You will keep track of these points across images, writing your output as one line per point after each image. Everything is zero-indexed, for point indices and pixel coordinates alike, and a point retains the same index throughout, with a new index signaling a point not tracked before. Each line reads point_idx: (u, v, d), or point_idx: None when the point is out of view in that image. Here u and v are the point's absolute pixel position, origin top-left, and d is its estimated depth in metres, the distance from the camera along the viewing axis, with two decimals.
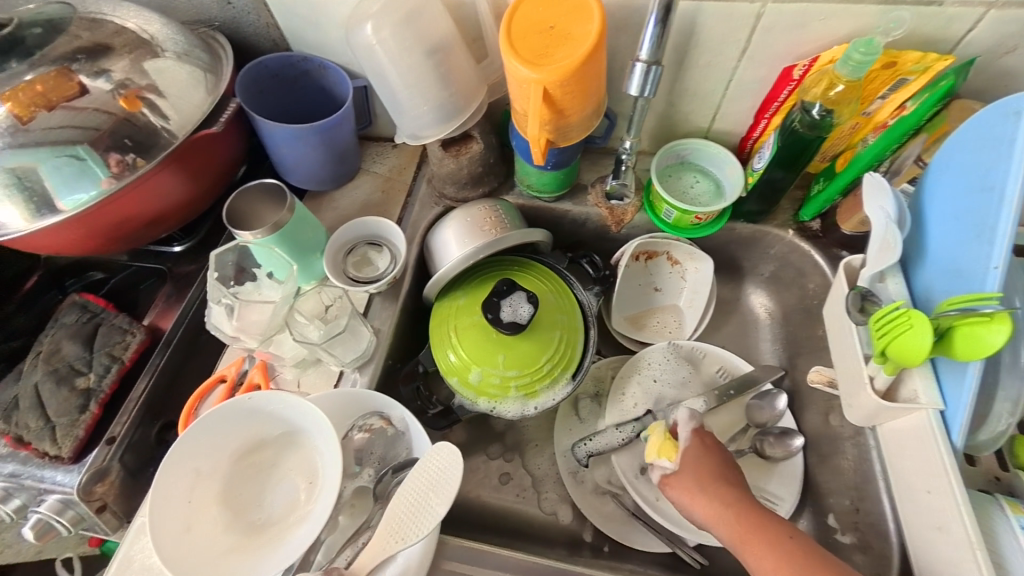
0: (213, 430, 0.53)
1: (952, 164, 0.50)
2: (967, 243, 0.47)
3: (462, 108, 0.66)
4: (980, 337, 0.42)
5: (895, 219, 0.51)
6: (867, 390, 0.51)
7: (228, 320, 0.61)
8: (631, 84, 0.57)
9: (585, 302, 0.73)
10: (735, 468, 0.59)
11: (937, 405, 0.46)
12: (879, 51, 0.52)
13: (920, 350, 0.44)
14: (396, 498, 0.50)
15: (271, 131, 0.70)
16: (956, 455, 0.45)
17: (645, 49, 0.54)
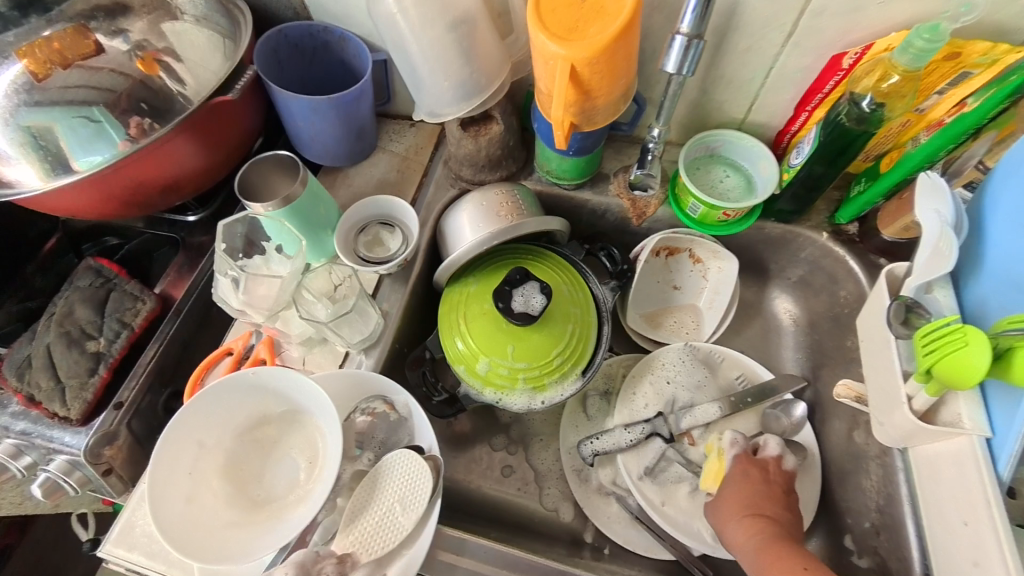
0: (220, 400, 0.53)
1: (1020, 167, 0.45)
2: None
3: (485, 86, 0.63)
4: None
5: (952, 223, 0.47)
6: (903, 411, 0.47)
7: (235, 293, 0.60)
8: (668, 59, 0.53)
9: (601, 297, 0.70)
10: (784, 501, 0.57)
11: (984, 432, 0.43)
12: (946, 38, 0.47)
13: (977, 370, 0.40)
14: (357, 515, 0.49)
15: (287, 102, 0.69)
16: (1001, 487, 0.41)
17: (687, 21, 0.51)
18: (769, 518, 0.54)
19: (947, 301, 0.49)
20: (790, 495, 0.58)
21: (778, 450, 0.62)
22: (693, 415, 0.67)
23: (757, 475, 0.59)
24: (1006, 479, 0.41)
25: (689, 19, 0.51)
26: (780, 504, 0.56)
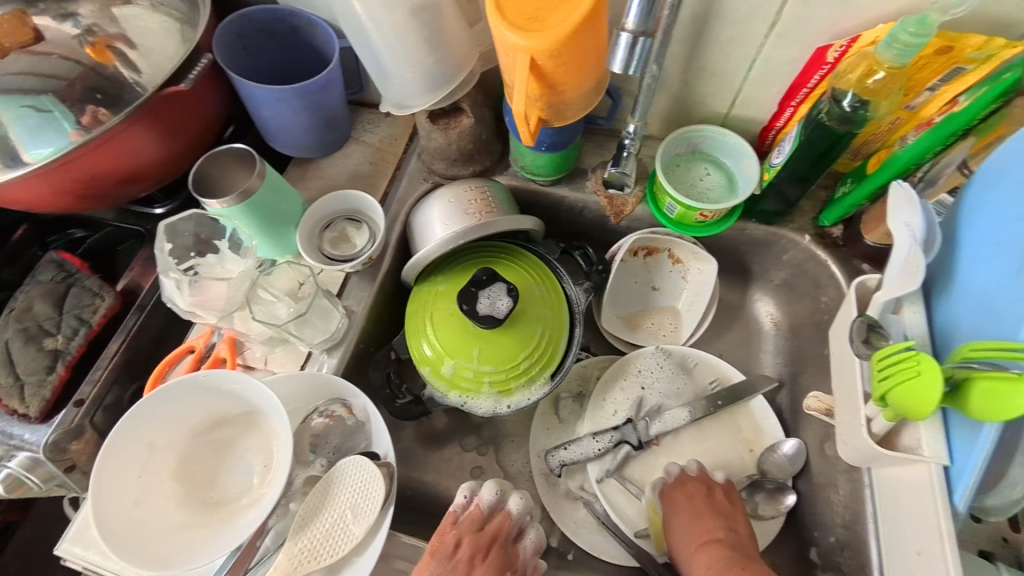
0: (172, 402, 0.52)
1: (1001, 181, 0.43)
2: (1010, 279, 0.41)
3: (453, 76, 0.60)
4: (1003, 399, 0.35)
5: (923, 240, 0.45)
6: (862, 433, 0.46)
7: (182, 294, 0.57)
8: (615, 58, 0.50)
9: (574, 298, 0.68)
10: (720, 514, 0.58)
11: (942, 461, 0.41)
12: (934, 31, 0.44)
13: (932, 401, 0.38)
14: (301, 530, 0.48)
15: (248, 90, 0.65)
16: (956, 519, 0.40)
17: (632, 17, 0.48)
18: (714, 537, 0.55)
19: (914, 321, 0.47)
20: (717, 495, 0.59)
21: (677, 468, 0.63)
22: (662, 421, 0.66)
23: (688, 495, 0.59)
24: (964, 510, 0.40)
25: (634, 16, 0.48)
26: (729, 517, 0.58)
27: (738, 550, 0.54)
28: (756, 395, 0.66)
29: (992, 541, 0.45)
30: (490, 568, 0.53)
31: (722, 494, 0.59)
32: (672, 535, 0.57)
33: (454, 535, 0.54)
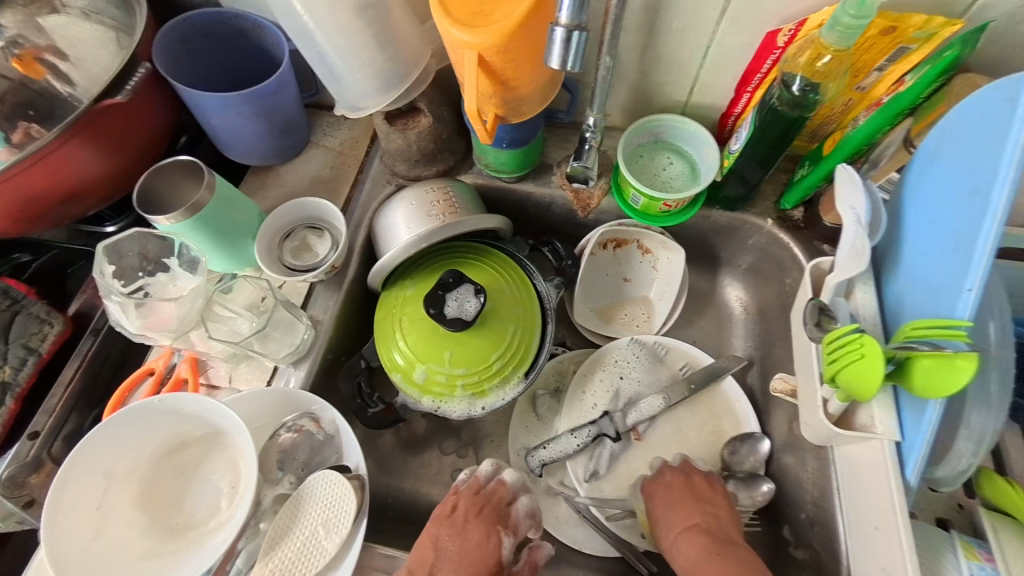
0: (128, 429, 0.50)
1: (941, 162, 0.43)
2: (945, 257, 0.41)
3: (406, 75, 0.59)
4: (939, 375, 0.36)
5: (867, 222, 0.46)
6: (819, 413, 0.47)
7: (130, 316, 0.54)
8: (550, 56, 0.43)
9: (545, 294, 0.67)
10: (700, 500, 0.57)
11: (893, 437, 0.42)
12: (873, 12, 0.43)
13: (874, 381, 0.39)
14: (272, 553, 0.47)
15: (192, 97, 0.62)
16: (909, 493, 0.41)
17: (565, 10, 0.42)
18: (696, 523, 0.54)
19: (865, 301, 0.48)
20: (696, 482, 0.59)
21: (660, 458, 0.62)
22: (638, 410, 0.66)
23: (669, 483, 0.58)
24: (914, 483, 0.41)
25: (568, 8, 0.42)
26: (709, 501, 0.57)
27: (716, 536, 0.52)
28: (726, 375, 0.67)
29: (948, 508, 0.47)
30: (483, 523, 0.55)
31: (704, 483, 0.58)
32: (657, 522, 0.56)
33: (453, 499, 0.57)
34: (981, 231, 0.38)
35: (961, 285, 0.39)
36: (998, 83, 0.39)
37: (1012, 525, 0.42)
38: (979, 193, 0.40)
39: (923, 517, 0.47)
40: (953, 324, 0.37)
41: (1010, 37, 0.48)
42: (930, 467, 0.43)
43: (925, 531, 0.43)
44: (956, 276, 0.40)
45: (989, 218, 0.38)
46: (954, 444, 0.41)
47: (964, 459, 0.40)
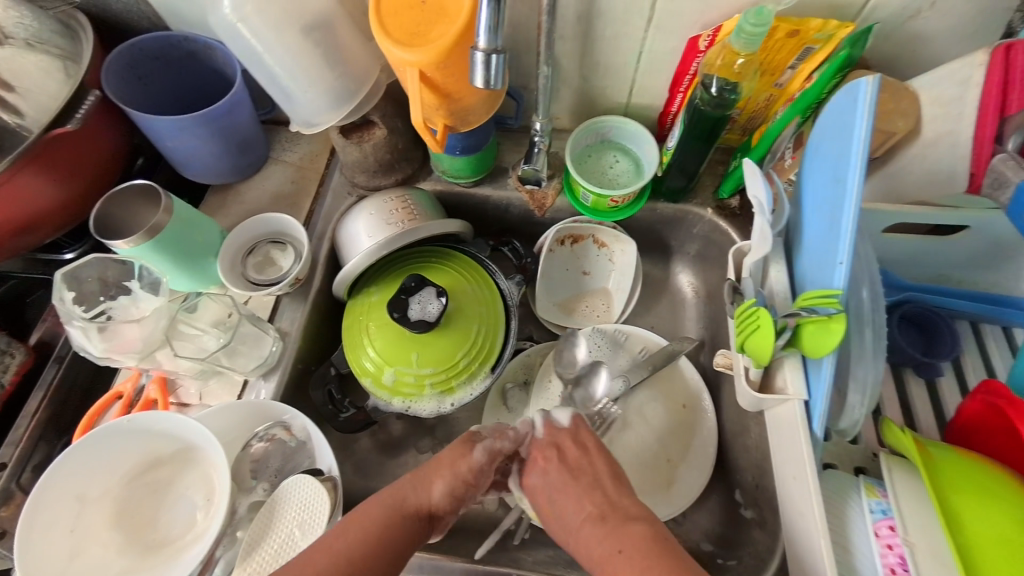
0: (99, 449, 0.52)
1: (818, 149, 0.45)
2: (823, 236, 0.43)
3: (357, 90, 0.60)
4: (822, 338, 0.40)
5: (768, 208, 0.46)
6: (742, 383, 0.47)
7: (94, 340, 0.55)
8: (474, 76, 0.45)
9: (507, 291, 0.70)
10: (574, 471, 0.51)
11: (802, 397, 0.43)
12: (771, 21, 0.49)
13: (769, 349, 0.42)
14: (252, 556, 0.49)
15: (145, 122, 0.63)
16: (816, 445, 0.42)
17: (482, 33, 0.44)
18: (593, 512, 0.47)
19: (779, 279, 0.48)
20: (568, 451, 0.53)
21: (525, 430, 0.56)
22: (601, 394, 0.69)
23: (547, 463, 0.53)
24: (821, 435, 0.42)
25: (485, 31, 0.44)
26: (586, 468, 0.52)
27: (607, 511, 0.47)
28: (680, 356, 0.71)
29: (865, 457, 0.48)
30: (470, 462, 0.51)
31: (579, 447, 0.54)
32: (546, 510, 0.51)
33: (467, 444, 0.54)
34: (843, 212, 0.40)
35: (835, 259, 0.40)
36: (854, 82, 0.40)
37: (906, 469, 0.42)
38: (839, 177, 0.41)
39: (843, 468, 0.48)
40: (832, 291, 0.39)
41: (901, 35, 0.53)
42: (833, 422, 0.44)
43: (831, 476, 0.43)
44: (831, 253, 0.41)
45: (847, 201, 0.40)
46: (847, 398, 0.43)
47: (856, 412, 0.42)
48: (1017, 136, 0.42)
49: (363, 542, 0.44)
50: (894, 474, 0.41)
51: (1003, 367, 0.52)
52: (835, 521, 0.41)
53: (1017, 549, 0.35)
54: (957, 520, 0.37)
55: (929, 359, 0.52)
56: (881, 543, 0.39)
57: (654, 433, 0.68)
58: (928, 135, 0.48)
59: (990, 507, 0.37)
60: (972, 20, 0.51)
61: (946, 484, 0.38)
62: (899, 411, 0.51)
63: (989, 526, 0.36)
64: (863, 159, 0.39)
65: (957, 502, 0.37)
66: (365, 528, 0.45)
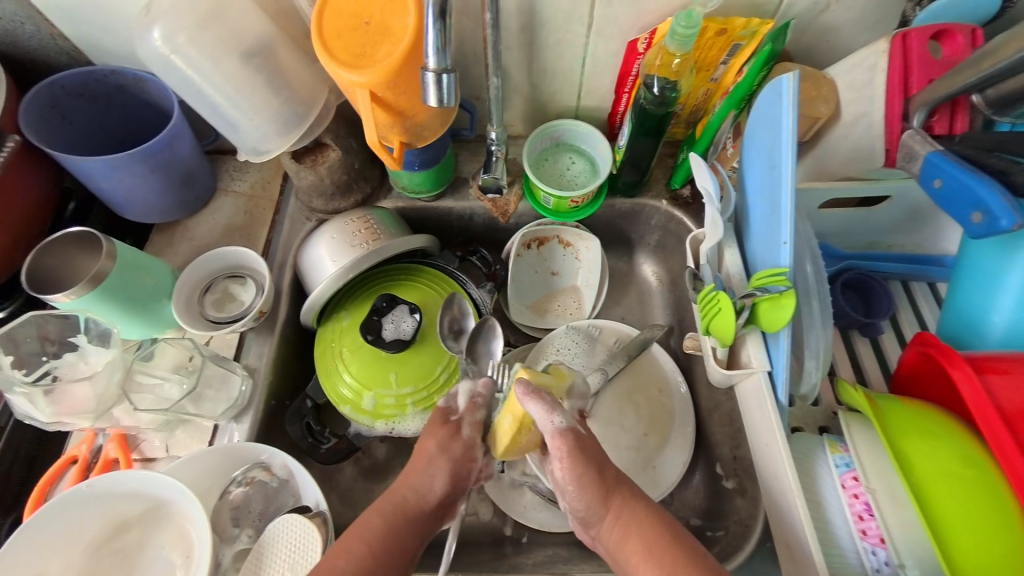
0: (58, 521, 0.48)
1: (755, 138, 0.48)
2: (767, 217, 0.46)
3: (305, 113, 0.59)
4: (775, 312, 0.43)
5: (717, 197, 0.49)
6: (710, 362, 0.50)
7: (41, 406, 0.51)
8: (427, 97, 0.45)
9: (479, 299, 0.69)
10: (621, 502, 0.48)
11: (765, 369, 0.45)
12: (700, 22, 0.52)
13: (730, 328, 0.45)
14: None
15: (74, 164, 0.59)
16: (782, 413, 0.45)
17: (431, 55, 0.44)
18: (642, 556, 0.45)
19: (733, 261, 0.51)
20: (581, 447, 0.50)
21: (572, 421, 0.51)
22: None
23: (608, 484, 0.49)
24: (785, 401, 0.45)
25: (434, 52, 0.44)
26: (627, 495, 0.49)
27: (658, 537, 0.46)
28: (652, 344, 0.73)
29: (827, 416, 0.52)
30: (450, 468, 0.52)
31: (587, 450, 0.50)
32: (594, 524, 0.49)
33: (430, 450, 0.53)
34: (783, 194, 0.43)
35: (780, 238, 0.44)
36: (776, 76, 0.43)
37: (861, 421, 0.45)
38: (775, 164, 0.44)
39: (808, 429, 0.51)
40: (779, 269, 0.43)
41: (816, 27, 0.58)
42: (794, 388, 0.48)
43: (799, 440, 0.46)
44: (776, 232, 0.44)
45: (785, 183, 0.43)
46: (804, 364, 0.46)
47: (812, 377, 0.45)
48: (921, 113, 0.47)
49: (365, 555, 0.45)
50: (852, 429, 0.44)
51: (933, 319, 0.58)
52: (808, 481, 0.44)
53: (958, 480, 0.38)
54: (909, 463, 0.39)
55: (870, 319, 0.56)
56: (848, 494, 0.42)
57: (636, 420, 0.70)
58: (847, 118, 0.52)
59: (933, 445, 0.40)
60: (874, 12, 0.56)
61: (894, 430, 0.41)
62: (850, 370, 0.56)
63: (935, 463, 0.39)
64: (794, 147, 0.42)
65: (906, 445, 0.40)
66: (365, 536, 0.46)
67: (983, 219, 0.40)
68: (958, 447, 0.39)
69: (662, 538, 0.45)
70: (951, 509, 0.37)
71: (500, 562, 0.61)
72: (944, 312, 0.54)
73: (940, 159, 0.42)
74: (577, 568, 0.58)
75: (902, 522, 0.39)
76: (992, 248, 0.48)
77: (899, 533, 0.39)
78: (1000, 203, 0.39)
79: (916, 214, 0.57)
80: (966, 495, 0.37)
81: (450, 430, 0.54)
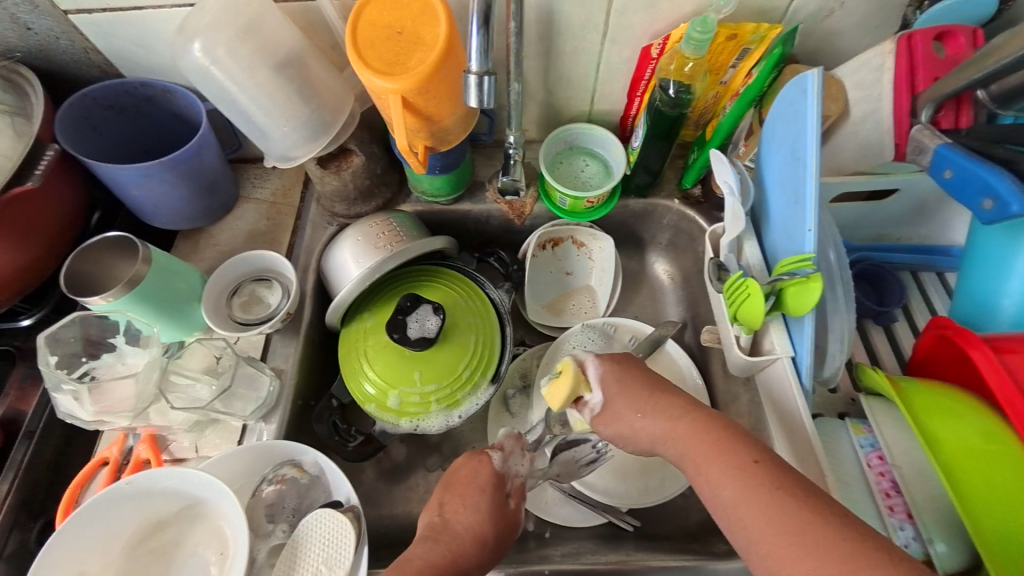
0: (99, 519, 0.49)
1: (774, 133, 0.50)
2: (788, 207, 0.48)
3: (333, 121, 0.61)
4: (801, 296, 0.45)
5: (738, 191, 0.52)
6: (734, 350, 0.52)
7: (84, 405, 0.53)
8: (466, 98, 0.49)
9: (499, 300, 0.71)
10: (672, 415, 0.49)
11: (789, 353, 0.47)
12: (714, 28, 0.54)
13: (759, 314, 0.47)
14: None
15: (106, 172, 0.61)
16: (807, 395, 0.47)
17: (472, 59, 0.47)
18: (677, 423, 0.48)
19: (752, 252, 0.53)
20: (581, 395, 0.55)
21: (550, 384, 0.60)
22: None
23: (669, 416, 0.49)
24: (810, 386, 0.47)
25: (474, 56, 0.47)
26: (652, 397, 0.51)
27: (706, 440, 0.45)
28: (667, 340, 0.73)
29: (845, 403, 0.53)
30: (472, 508, 0.52)
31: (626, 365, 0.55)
32: (608, 404, 0.53)
33: (442, 501, 0.53)
34: (806, 184, 0.45)
35: (803, 226, 0.46)
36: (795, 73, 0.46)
37: (884, 403, 0.46)
38: (797, 157, 0.46)
39: (828, 415, 0.52)
40: (802, 254, 0.45)
41: (820, 32, 0.61)
42: (815, 373, 0.50)
43: (823, 423, 0.48)
44: (799, 220, 0.46)
45: (808, 174, 0.45)
46: (827, 348, 0.48)
47: (836, 358, 0.47)
48: (929, 109, 0.49)
49: None
50: (876, 412, 0.46)
51: (943, 307, 0.59)
52: (834, 463, 0.45)
53: (983, 455, 0.39)
54: (935, 439, 0.40)
55: (883, 308, 0.58)
56: (874, 472, 0.44)
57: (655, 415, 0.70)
58: (855, 116, 0.55)
59: (956, 422, 0.41)
60: (875, 17, 0.59)
61: (920, 410, 0.42)
62: (865, 357, 0.57)
63: (960, 440, 0.40)
64: (816, 140, 0.44)
65: (931, 424, 0.41)
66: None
67: (994, 205, 0.42)
68: (980, 423, 0.41)
69: (698, 419, 0.47)
70: (978, 482, 0.38)
71: (526, 555, 0.62)
72: (955, 299, 0.55)
73: (950, 151, 0.44)
74: (603, 559, 0.59)
75: (929, 497, 0.41)
76: (997, 234, 0.50)
77: (926, 509, 0.41)
78: (1012, 191, 0.41)
79: (924, 207, 0.59)
80: (990, 468, 0.38)
81: (473, 457, 0.57)
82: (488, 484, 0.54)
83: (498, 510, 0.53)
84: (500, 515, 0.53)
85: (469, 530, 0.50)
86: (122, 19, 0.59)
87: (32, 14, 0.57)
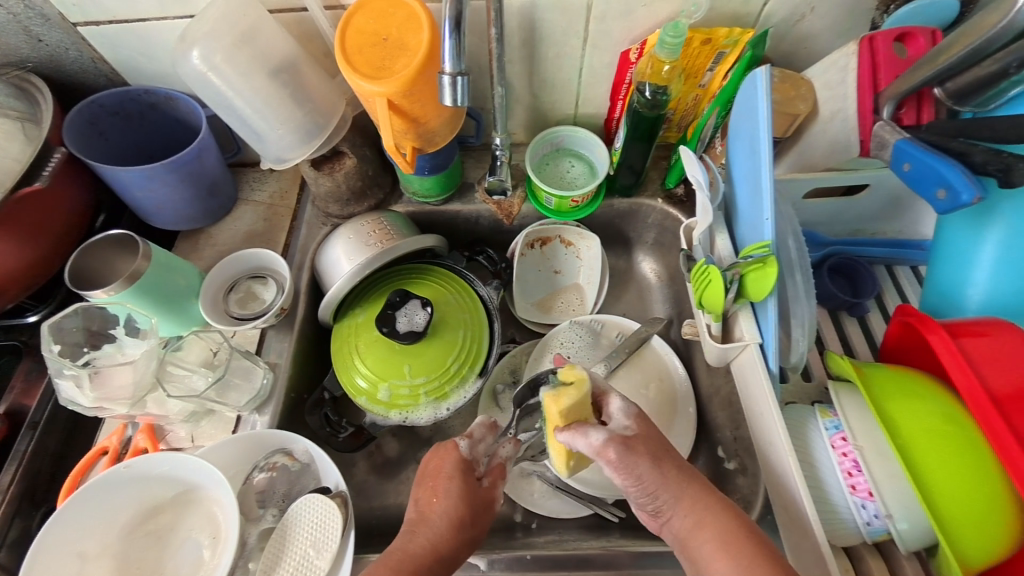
0: (98, 500, 0.51)
1: (738, 129, 0.52)
2: (752, 199, 0.50)
3: (326, 123, 0.64)
4: (761, 282, 0.47)
5: (705, 185, 0.54)
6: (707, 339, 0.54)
7: (85, 392, 0.55)
8: (444, 99, 0.51)
9: (487, 297, 0.73)
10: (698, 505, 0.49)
11: (756, 339, 0.49)
12: (686, 32, 0.57)
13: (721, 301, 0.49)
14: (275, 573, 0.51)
15: (112, 175, 0.64)
16: (774, 379, 0.48)
17: (448, 60, 0.50)
18: (674, 506, 0.50)
19: (723, 245, 0.55)
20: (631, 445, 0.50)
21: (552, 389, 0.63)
22: None
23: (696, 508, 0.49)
24: (777, 371, 0.48)
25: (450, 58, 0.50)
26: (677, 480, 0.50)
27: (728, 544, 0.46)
28: (653, 336, 0.75)
29: (820, 391, 0.54)
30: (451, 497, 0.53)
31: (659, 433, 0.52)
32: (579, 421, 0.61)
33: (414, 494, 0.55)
34: (764, 176, 0.47)
35: (763, 216, 0.48)
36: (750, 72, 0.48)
37: (850, 389, 0.48)
38: (756, 150, 0.48)
39: (802, 403, 0.54)
40: (761, 242, 0.47)
41: (793, 35, 0.63)
42: (784, 360, 0.51)
43: (792, 408, 0.49)
44: (760, 211, 0.48)
45: (765, 166, 0.47)
46: (793, 334, 0.49)
47: (801, 344, 0.48)
48: (890, 106, 0.51)
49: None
50: (842, 397, 0.47)
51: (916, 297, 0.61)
52: (801, 445, 0.47)
53: (940, 436, 0.41)
54: (894, 421, 0.42)
55: (857, 300, 0.60)
56: (838, 453, 0.45)
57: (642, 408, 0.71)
58: (825, 114, 0.57)
59: (916, 405, 0.43)
60: (846, 19, 0.61)
61: (882, 394, 0.44)
62: (840, 346, 0.58)
63: (918, 421, 0.42)
64: (770, 134, 0.46)
65: (891, 406, 0.43)
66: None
67: (947, 195, 0.44)
68: (939, 406, 0.42)
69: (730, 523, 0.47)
70: (932, 460, 0.40)
71: (511, 543, 0.63)
72: (925, 289, 0.57)
73: (907, 144, 0.46)
74: (585, 546, 0.60)
75: (889, 476, 0.42)
76: (961, 225, 0.52)
77: (886, 487, 0.42)
78: (963, 181, 0.42)
79: (897, 202, 0.61)
80: (946, 448, 0.40)
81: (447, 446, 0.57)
82: (456, 470, 0.55)
83: (474, 501, 0.54)
84: (477, 506, 0.54)
85: (446, 516, 0.52)
86: (127, 30, 0.62)
87: (44, 26, 0.61)
